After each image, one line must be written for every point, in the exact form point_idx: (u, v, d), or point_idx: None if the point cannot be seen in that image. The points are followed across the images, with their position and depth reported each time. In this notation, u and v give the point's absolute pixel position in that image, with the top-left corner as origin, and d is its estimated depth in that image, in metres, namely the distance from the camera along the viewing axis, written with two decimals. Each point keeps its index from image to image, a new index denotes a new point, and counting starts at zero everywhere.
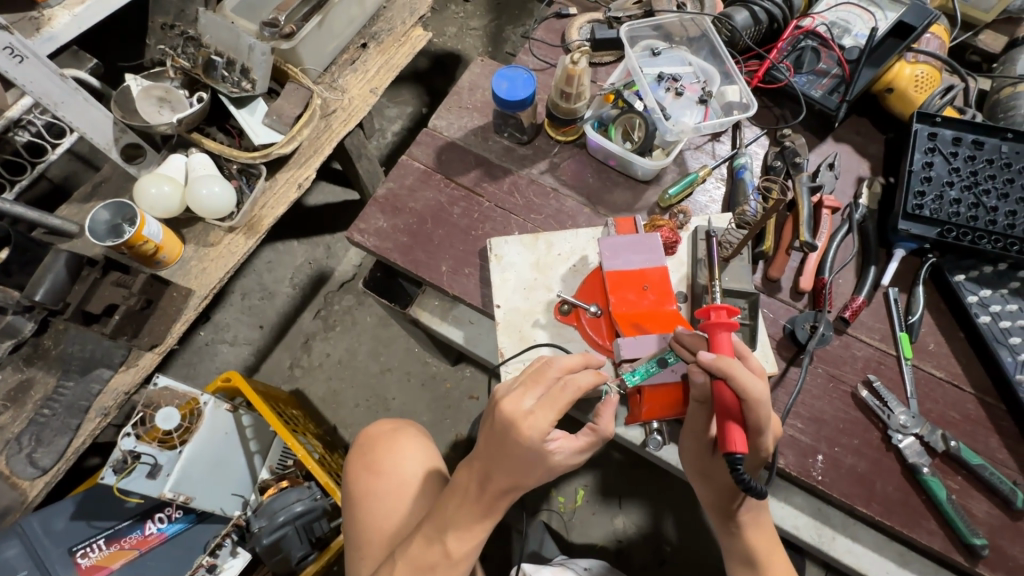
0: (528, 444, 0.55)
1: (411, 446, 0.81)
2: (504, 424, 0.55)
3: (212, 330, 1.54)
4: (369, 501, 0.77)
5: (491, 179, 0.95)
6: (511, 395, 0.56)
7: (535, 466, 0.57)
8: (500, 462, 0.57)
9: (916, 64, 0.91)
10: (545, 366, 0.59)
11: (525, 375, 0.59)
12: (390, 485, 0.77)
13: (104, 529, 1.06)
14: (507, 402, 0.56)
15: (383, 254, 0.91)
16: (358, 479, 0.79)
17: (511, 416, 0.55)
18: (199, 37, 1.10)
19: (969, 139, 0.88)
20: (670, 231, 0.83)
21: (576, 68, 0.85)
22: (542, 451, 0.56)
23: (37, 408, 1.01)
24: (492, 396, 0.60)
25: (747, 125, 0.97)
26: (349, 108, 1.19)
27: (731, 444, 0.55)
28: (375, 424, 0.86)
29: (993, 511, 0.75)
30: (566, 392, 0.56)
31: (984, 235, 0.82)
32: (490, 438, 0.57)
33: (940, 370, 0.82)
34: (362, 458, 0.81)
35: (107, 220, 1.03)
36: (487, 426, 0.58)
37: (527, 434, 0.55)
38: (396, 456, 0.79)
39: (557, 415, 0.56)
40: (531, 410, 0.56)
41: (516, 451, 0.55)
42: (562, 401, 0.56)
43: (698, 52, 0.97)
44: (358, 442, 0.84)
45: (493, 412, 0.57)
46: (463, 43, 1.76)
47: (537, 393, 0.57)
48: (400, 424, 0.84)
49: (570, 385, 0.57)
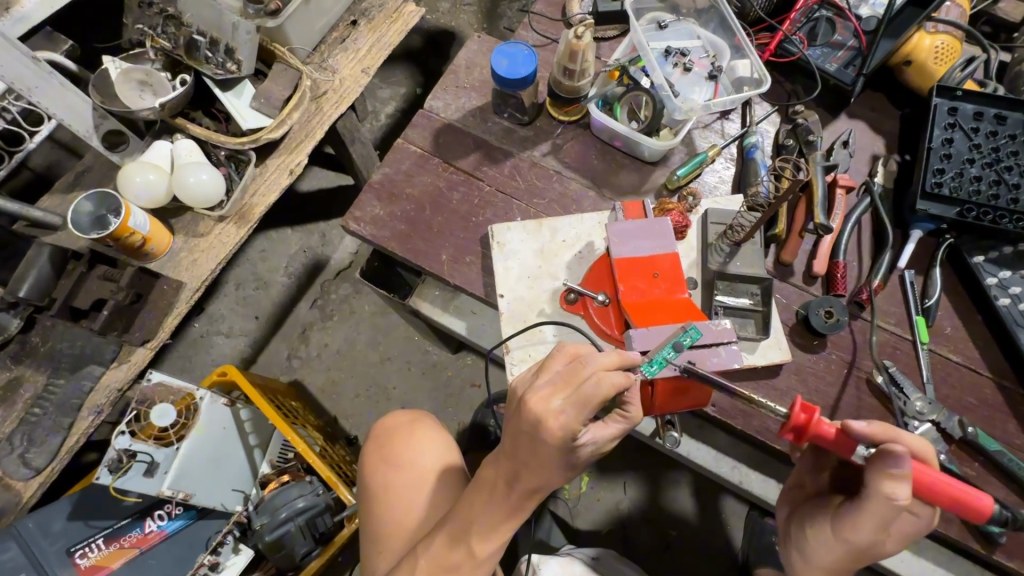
0: (559, 444, 0.51)
1: (430, 439, 0.78)
2: (530, 425, 0.51)
3: (206, 321, 1.50)
4: (388, 495, 0.73)
5: (491, 162, 0.91)
6: (538, 395, 0.52)
7: (564, 464, 0.53)
8: (526, 460, 0.53)
9: (936, 34, 0.87)
10: (579, 365, 0.54)
11: (556, 374, 0.54)
12: (410, 478, 0.74)
13: (103, 528, 1.04)
14: (535, 402, 0.52)
15: (381, 243, 0.87)
16: (376, 474, 0.76)
17: (538, 416, 0.51)
18: (179, 16, 1.04)
19: (991, 113, 0.84)
20: (679, 215, 0.80)
21: (580, 43, 0.80)
22: (573, 448, 0.53)
23: (28, 407, 0.98)
24: (514, 392, 0.56)
25: (757, 102, 0.93)
26: (341, 90, 1.14)
27: (980, 503, 0.52)
28: (391, 415, 0.83)
29: (1010, 498, 0.74)
30: (599, 391, 0.52)
31: (1005, 214, 0.80)
32: (517, 438, 0.53)
33: (957, 355, 0.80)
34: (380, 450, 0.78)
35: (90, 211, 0.99)
36: (512, 428, 0.54)
37: (558, 435, 0.51)
38: (415, 447, 0.76)
39: (590, 414, 0.52)
40: (560, 410, 0.51)
41: (545, 452, 0.52)
42: (596, 401, 0.51)
43: (706, 25, 0.92)
44: (375, 434, 0.81)
45: (519, 411, 0.53)
46: (458, 19, 1.69)
47: (569, 394, 0.52)
48: (418, 416, 0.82)
49: (604, 386, 0.52)
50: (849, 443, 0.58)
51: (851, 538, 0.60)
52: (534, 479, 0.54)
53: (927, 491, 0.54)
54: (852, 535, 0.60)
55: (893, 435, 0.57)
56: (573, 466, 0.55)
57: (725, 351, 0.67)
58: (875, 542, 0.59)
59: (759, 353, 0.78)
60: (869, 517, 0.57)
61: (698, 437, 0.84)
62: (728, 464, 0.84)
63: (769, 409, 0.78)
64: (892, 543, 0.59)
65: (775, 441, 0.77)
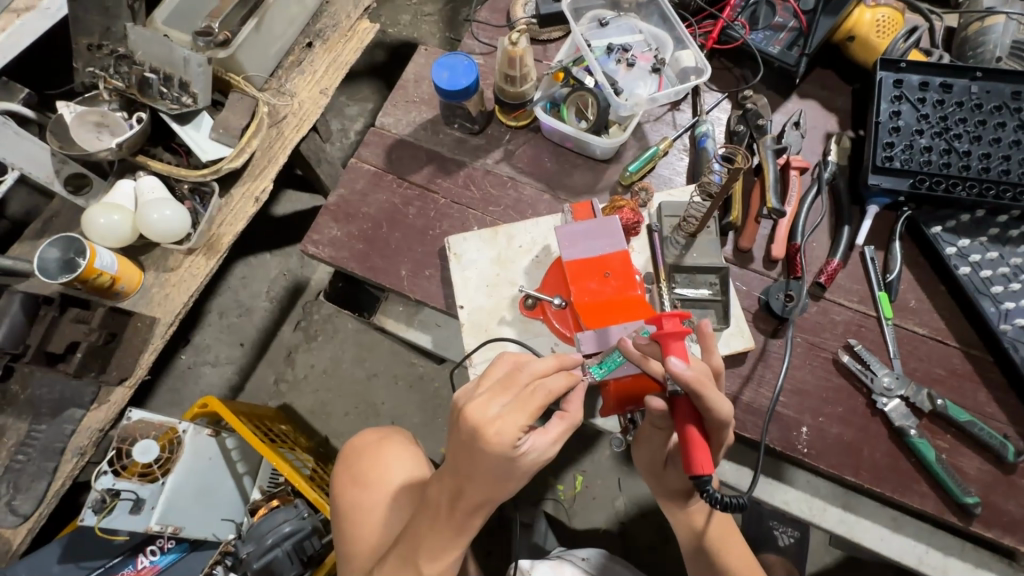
0: (497, 452, 0.51)
1: (400, 457, 0.78)
2: (468, 433, 0.51)
3: (193, 352, 1.51)
4: (358, 515, 0.74)
5: (445, 174, 0.91)
6: (477, 401, 0.53)
7: (505, 473, 0.53)
8: (467, 474, 0.53)
9: (876, 8, 0.86)
10: (517, 370, 0.56)
11: (495, 380, 0.55)
12: (378, 497, 0.74)
13: (95, 568, 1.05)
14: (474, 408, 0.52)
15: (340, 264, 0.88)
16: (346, 493, 0.76)
17: (476, 422, 0.51)
18: (131, 55, 1.05)
19: (937, 82, 0.83)
20: (630, 212, 0.80)
21: (516, 49, 0.81)
22: (514, 456, 0.52)
23: (11, 454, 0.99)
24: (454, 402, 0.56)
25: (706, 90, 0.92)
26: (300, 113, 1.15)
27: (698, 466, 0.54)
28: (363, 433, 0.83)
29: (985, 467, 0.73)
30: (537, 396, 0.53)
31: (958, 181, 0.79)
32: (457, 448, 0.53)
33: (923, 327, 0.80)
34: (350, 470, 0.78)
35: (57, 257, 0.99)
36: (453, 437, 0.54)
37: (495, 441, 0.51)
38: (384, 466, 0.76)
39: (528, 418, 0.52)
40: (499, 414, 0.52)
41: (486, 460, 0.52)
42: (534, 404, 0.53)
43: (648, 19, 0.92)
44: (345, 454, 0.81)
45: (459, 420, 0.53)
46: (419, 30, 1.69)
47: (507, 398, 0.53)
48: (389, 433, 0.82)
49: (541, 390, 0.54)
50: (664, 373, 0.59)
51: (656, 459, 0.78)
52: (476, 498, 0.55)
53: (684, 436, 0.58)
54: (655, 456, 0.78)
55: (700, 390, 0.56)
56: (516, 475, 0.54)
57: None
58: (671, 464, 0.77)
59: (723, 342, 0.78)
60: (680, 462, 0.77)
61: None
62: None
63: (737, 398, 0.78)
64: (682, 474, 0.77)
65: (744, 429, 0.77)
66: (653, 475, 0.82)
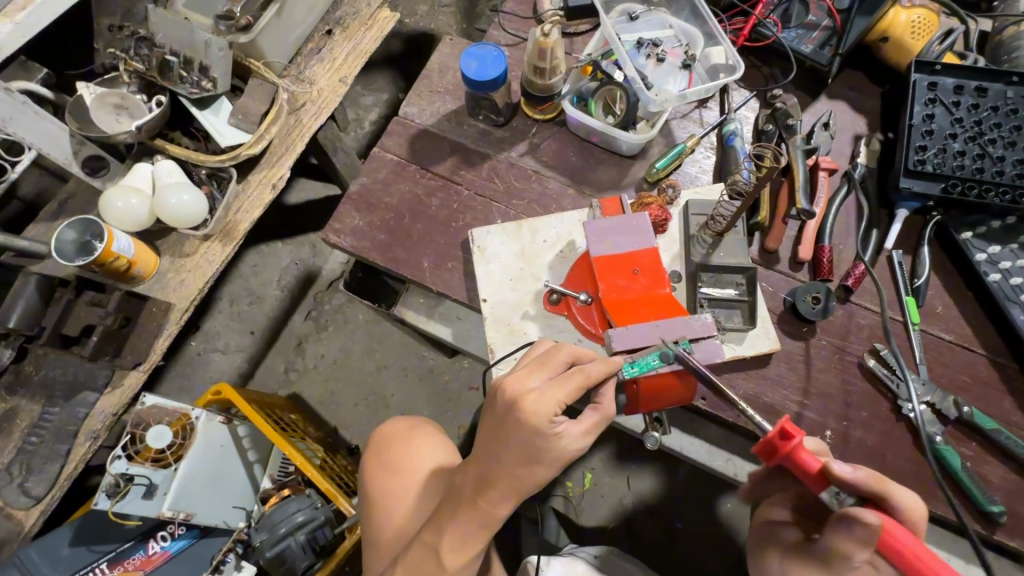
0: (533, 424, 0.51)
1: (428, 445, 0.77)
2: (507, 402, 0.53)
3: (202, 339, 1.50)
4: (386, 501, 0.73)
5: (469, 166, 0.90)
6: (517, 374, 0.55)
7: (535, 455, 0.52)
8: (498, 455, 0.53)
9: (912, 8, 0.85)
10: (554, 349, 0.58)
11: (534, 359, 0.57)
12: (408, 484, 0.73)
13: (107, 552, 1.04)
14: (513, 381, 0.54)
15: (361, 253, 0.87)
16: (376, 479, 0.76)
17: (516, 392, 0.53)
18: (151, 37, 1.03)
19: (972, 86, 0.82)
20: (659, 208, 0.79)
21: (548, 41, 0.80)
22: (546, 433, 0.52)
23: (25, 436, 0.99)
24: (494, 381, 0.58)
25: (735, 88, 0.91)
26: (319, 100, 1.14)
27: None
28: (389, 421, 0.82)
29: (1009, 476, 0.73)
30: (576, 377, 0.54)
31: (990, 188, 0.78)
32: (492, 422, 0.54)
33: (950, 333, 0.79)
34: (379, 458, 0.77)
35: (73, 239, 0.98)
36: (489, 411, 0.55)
37: (532, 411, 0.52)
38: (413, 453, 0.76)
39: (566, 396, 0.53)
40: (537, 388, 0.53)
41: (520, 434, 0.52)
42: (572, 383, 0.54)
43: (678, 14, 0.91)
44: (374, 441, 0.80)
45: (497, 393, 0.55)
46: (436, 21, 1.68)
47: (545, 375, 0.55)
48: (415, 422, 0.81)
49: (580, 372, 0.55)
50: (825, 482, 0.54)
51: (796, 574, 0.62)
52: (501, 487, 0.53)
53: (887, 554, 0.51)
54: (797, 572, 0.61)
55: (877, 485, 0.54)
56: (547, 461, 0.53)
57: (706, 346, 0.68)
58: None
59: (748, 343, 0.77)
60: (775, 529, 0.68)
61: (690, 431, 0.82)
62: (721, 456, 0.81)
63: (760, 399, 0.78)
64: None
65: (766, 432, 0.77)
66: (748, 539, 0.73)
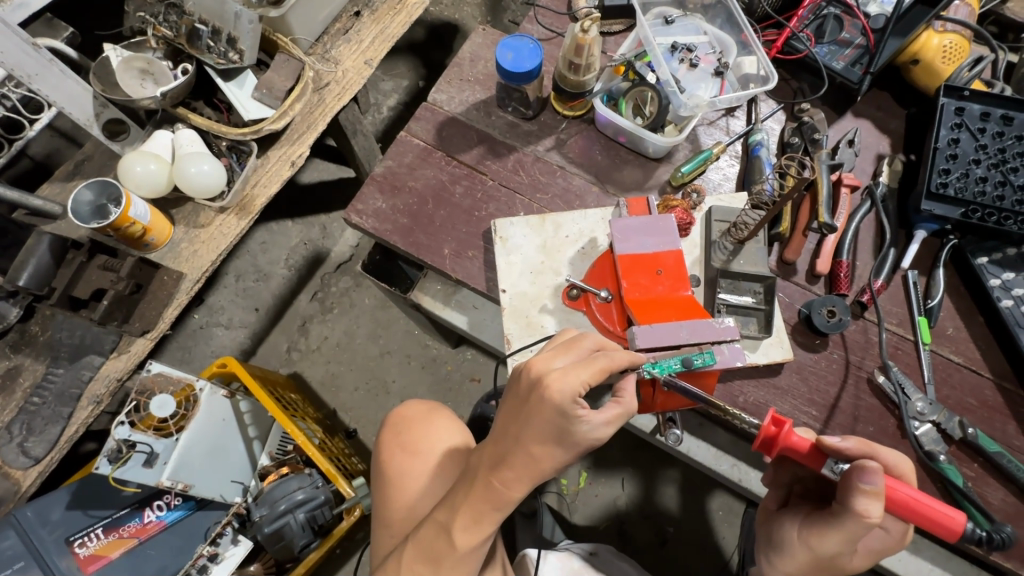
0: (556, 402, 0.51)
1: (448, 429, 0.77)
2: (532, 379, 0.53)
3: (206, 312, 1.49)
4: (403, 481, 0.73)
5: (495, 156, 0.90)
6: (542, 355, 0.56)
7: (557, 436, 0.51)
8: (517, 435, 0.52)
9: (944, 33, 0.87)
10: (579, 338, 0.60)
11: (559, 345, 0.59)
12: (426, 466, 0.73)
13: (102, 517, 1.05)
14: (539, 361, 0.55)
15: (383, 236, 0.87)
16: (392, 459, 0.76)
17: (540, 370, 0.54)
18: (181, 5, 1.02)
19: (998, 114, 0.84)
20: (684, 212, 0.81)
21: (586, 37, 0.79)
22: (569, 413, 0.51)
23: (27, 396, 0.98)
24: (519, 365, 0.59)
25: (763, 100, 0.92)
26: (343, 81, 1.12)
27: (953, 510, 0.51)
28: (409, 403, 0.83)
29: (1009, 499, 0.74)
30: (599, 360, 0.55)
31: (1010, 216, 0.79)
32: (515, 401, 0.54)
33: (959, 355, 0.80)
34: (397, 438, 0.78)
35: (90, 200, 0.97)
36: (512, 392, 0.55)
37: (556, 387, 0.52)
38: (432, 436, 0.76)
39: (589, 376, 0.53)
40: (561, 367, 0.54)
41: (542, 413, 0.51)
42: (595, 365, 0.54)
43: (713, 21, 0.92)
44: (392, 421, 0.81)
45: (522, 373, 0.55)
46: (461, 12, 1.68)
47: (570, 358, 0.56)
48: (436, 406, 0.82)
49: (602, 356, 0.56)
50: (822, 457, 0.59)
51: (817, 546, 0.63)
52: (519, 466, 0.52)
53: (898, 507, 0.54)
54: (818, 543, 0.62)
55: (867, 452, 0.59)
56: (568, 444, 0.52)
57: (729, 349, 0.69)
58: (841, 554, 0.62)
59: (761, 352, 0.77)
60: (795, 509, 0.69)
61: (700, 436, 0.82)
62: (728, 461, 0.82)
63: (769, 407, 0.79)
64: (860, 559, 0.63)
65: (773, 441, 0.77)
66: (765, 533, 0.72)
